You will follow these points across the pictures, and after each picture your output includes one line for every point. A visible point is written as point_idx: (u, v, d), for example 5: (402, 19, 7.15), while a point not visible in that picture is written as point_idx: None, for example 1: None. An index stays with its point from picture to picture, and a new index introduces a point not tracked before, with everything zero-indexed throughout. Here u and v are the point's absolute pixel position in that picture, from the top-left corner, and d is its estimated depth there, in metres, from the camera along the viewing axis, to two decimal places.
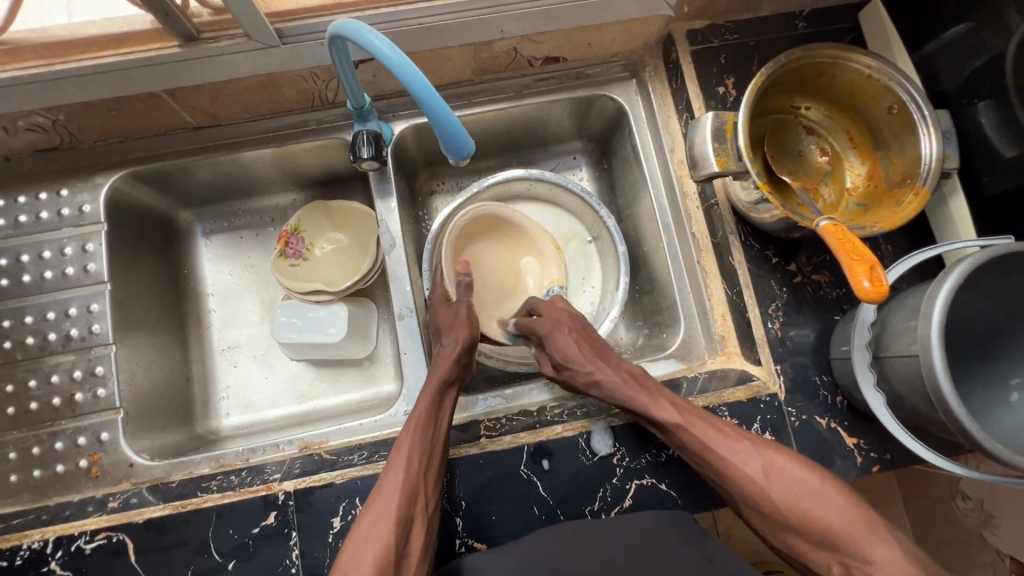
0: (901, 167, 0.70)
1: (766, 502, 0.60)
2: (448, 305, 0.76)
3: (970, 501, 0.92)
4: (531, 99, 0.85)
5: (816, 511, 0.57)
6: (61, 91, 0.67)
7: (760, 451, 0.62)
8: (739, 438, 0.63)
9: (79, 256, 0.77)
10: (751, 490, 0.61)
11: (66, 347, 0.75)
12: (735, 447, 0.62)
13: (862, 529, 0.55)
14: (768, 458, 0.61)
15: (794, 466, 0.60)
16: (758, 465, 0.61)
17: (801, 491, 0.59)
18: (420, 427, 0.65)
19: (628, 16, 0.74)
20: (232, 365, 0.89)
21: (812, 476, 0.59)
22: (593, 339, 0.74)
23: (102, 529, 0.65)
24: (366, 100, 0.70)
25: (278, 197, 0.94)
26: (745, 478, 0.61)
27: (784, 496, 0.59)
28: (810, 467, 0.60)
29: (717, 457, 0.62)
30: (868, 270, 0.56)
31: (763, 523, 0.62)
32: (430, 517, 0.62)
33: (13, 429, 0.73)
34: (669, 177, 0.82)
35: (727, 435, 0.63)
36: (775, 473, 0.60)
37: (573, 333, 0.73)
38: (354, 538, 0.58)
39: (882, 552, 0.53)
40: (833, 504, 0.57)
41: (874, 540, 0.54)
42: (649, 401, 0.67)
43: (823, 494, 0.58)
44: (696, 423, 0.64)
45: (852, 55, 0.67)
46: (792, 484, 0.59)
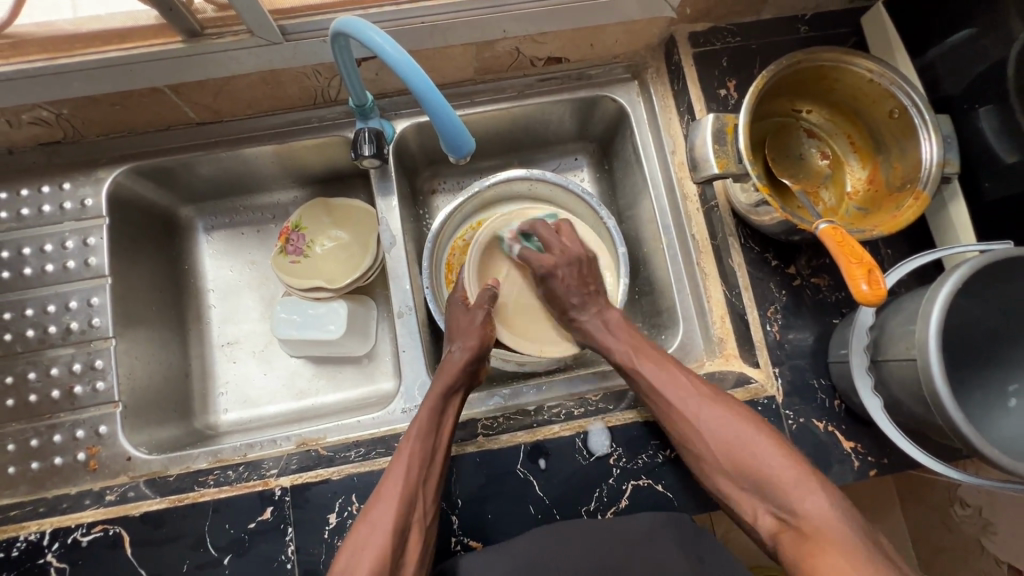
0: (901, 171, 0.70)
1: (700, 441, 0.63)
2: (466, 309, 0.76)
3: (969, 508, 0.91)
4: (533, 99, 0.85)
5: (749, 458, 0.60)
6: (65, 85, 0.67)
7: (710, 404, 0.64)
8: (691, 389, 0.66)
9: (81, 250, 0.77)
10: (688, 430, 0.64)
11: (66, 340, 0.75)
12: (681, 392, 0.66)
13: (792, 479, 0.57)
14: (716, 411, 0.64)
15: (737, 418, 0.63)
16: (699, 410, 0.64)
17: (738, 439, 0.61)
18: (422, 435, 0.65)
19: (630, 18, 0.74)
20: (231, 361, 0.90)
21: (754, 429, 0.62)
22: (589, 285, 0.77)
23: (99, 521, 0.65)
24: (368, 97, 0.70)
25: (279, 194, 0.94)
26: (682, 413, 0.65)
27: (720, 441, 0.62)
28: (755, 423, 0.62)
29: (660, 396, 0.66)
30: (866, 274, 0.56)
31: (698, 466, 0.64)
32: (427, 524, 0.62)
33: (12, 421, 0.73)
34: (670, 179, 0.82)
35: (683, 386, 0.66)
36: (715, 421, 0.63)
37: (569, 275, 0.77)
38: (349, 547, 0.58)
39: (809, 502, 0.55)
40: (768, 455, 0.60)
41: (801, 489, 0.57)
42: (617, 344, 0.73)
43: (758, 444, 0.60)
44: (649, 364, 0.69)
45: (853, 59, 0.67)
46: (731, 431, 0.62)
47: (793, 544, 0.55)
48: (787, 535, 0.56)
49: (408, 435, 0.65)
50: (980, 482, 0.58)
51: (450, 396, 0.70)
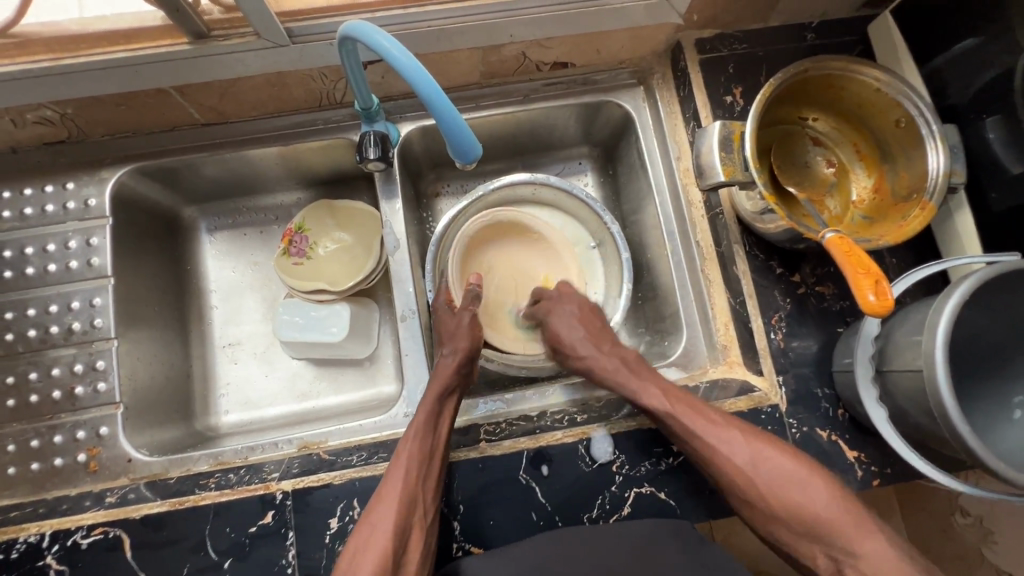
0: (908, 181, 0.70)
1: (753, 490, 0.62)
2: (451, 312, 0.77)
3: (969, 517, 0.93)
4: (538, 104, 0.85)
5: (802, 502, 0.60)
6: (70, 85, 0.67)
7: (753, 445, 0.63)
8: (733, 430, 0.64)
9: (84, 250, 0.77)
10: (739, 478, 0.62)
11: (67, 340, 0.75)
12: (724, 437, 0.63)
13: (848, 521, 0.57)
14: (760, 452, 0.63)
15: (784, 458, 0.62)
16: (747, 456, 0.62)
17: (788, 480, 0.61)
18: (419, 435, 0.65)
19: (637, 24, 0.74)
20: (232, 362, 0.89)
21: (804, 470, 0.61)
22: (595, 322, 0.78)
23: (98, 524, 0.65)
24: (374, 101, 0.70)
25: (282, 195, 0.94)
26: (728, 462, 0.63)
27: (772, 487, 0.61)
28: (805, 463, 0.62)
29: (708, 446, 0.63)
30: (873, 284, 0.55)
31: (750, 511, 0.63)
32: (428, 524, 0.62)
33: (13, 421, 0.72)
34: (675, 185, 0.82)
35: (725, 429, 0.64)
36: (764, 466, 0.62)
37: (570, 315, 0.78)
38: (351, 549, 0.58)
39: (869, 546, 0.55)
40: (819, 496, 0.59)
41: (859, 533, 0.57)
42: (644, 389, 0.69)
43: (809, 485, 0.60)
44: (685, 407, 0.66)
45: (861, 68, 0.67)
46: (780, 472, 0.61)
47: None
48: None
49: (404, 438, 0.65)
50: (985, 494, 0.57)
51: (446, 397, 0.70)
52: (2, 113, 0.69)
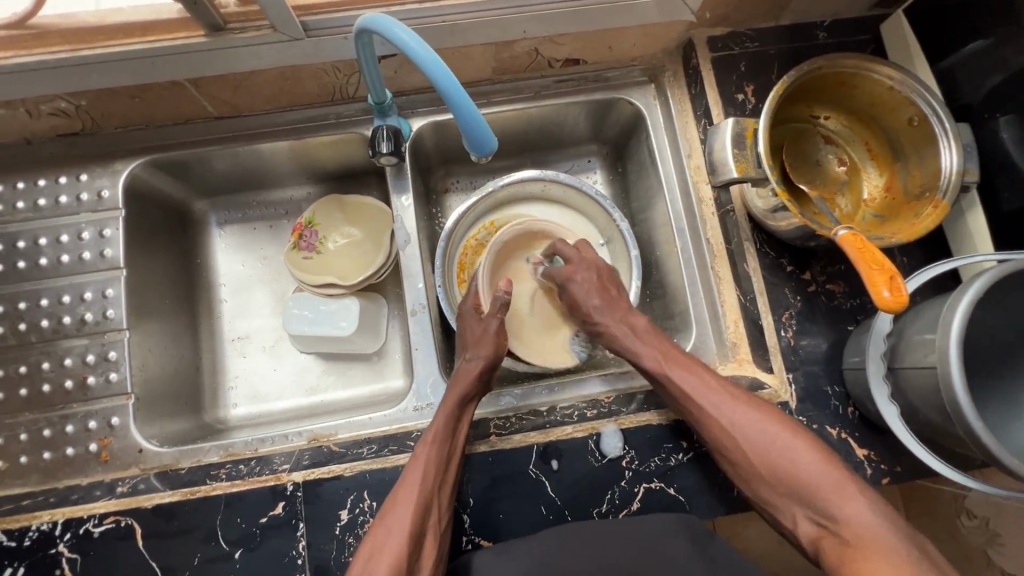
0: (920, 179, 0.70)
1: (736, 450, 0.63)
2: (478, 318, 0.77)
3: (975, 519, 0.90)
4: (549, 100, 0.85)
5: (787, 464, 0.60)
6: (85, 76, 0.67)
7: (742, 409, 0.64)
8: (722, 392, 0.66)
9: (97, 241, 0.77)
10: (723, 439, 0.64)
11: (80, 330, 0.75)
12: (714, 398, 0.65)
13: (832, 485, 0.58)
14: (749, 416, 0.64)
15: (771, 423, 0.63)
16: (733, 417, 0.64)
17: (774, 444, 0.62)
18: (437, 440, 0.65)
19: (650, 21, 0.74)
20: (241, 355, 0.90)
21: (792, 435, 0.62)
22: (609, 290, 0.77)
23: (111, 513, 0.65)
24: (388, 95, 0.70)
25: (292, 190, 0.94)
26: (714, 421, 0.64)
27: (756, 448, 0.62)
28: (794, 428, 0.63)
29: (696, 406, 0.65)
30: (888, 280, 0.55)
31: (733, 472, 0.64)
32: (442, 529, 0.62)
33: (24, 410, 0.73)
34: (685, 183, 0.82)
35: (716, 392, 0.66)
36: (751, 428, 0.63)
37: (588, 282, 0.77)
38: (366, 549, 0.58)
39: (851, 508, 0.56)
40: (803, 458, 0.60)
41: (841, 495, 0.57)
42: (644, 348, 0.72)
43: (794, 449, 0.61)
44: (677, 369, 0.68)
45: (875, 66, 0.67)
46: (766, 436, 0.62)
47: (836, 550, 0.55)
48: (829, 542, 0.57)
49: (422, 442, 0.65)
50: (996, 491, 0.57)
51: (467, 402, 0.70)
52: (18, 103, 0.70)
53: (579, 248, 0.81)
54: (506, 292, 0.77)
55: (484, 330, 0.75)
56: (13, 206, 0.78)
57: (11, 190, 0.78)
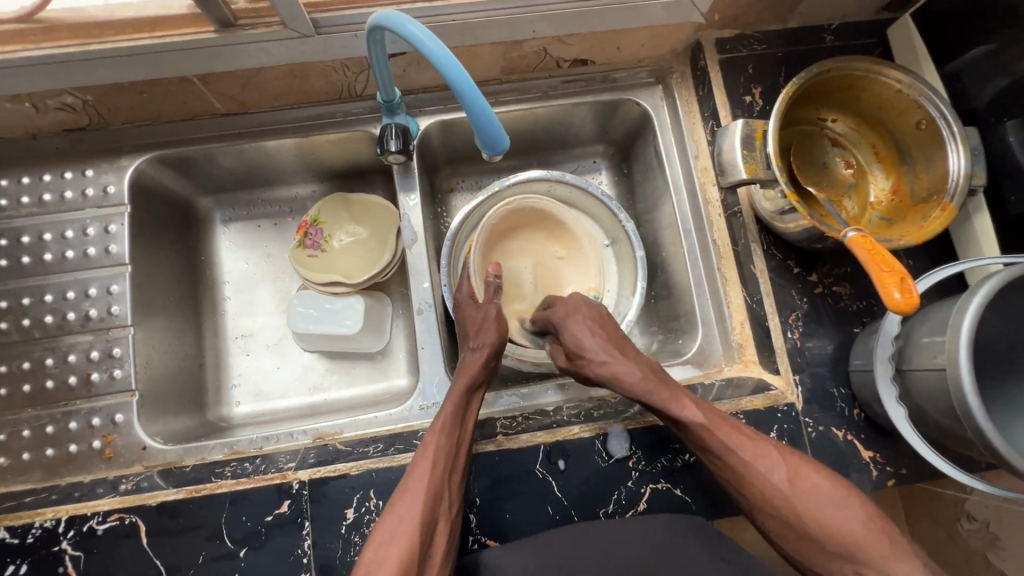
0: (927, 182, 0.70)
1: (787, 509, 0.60)
2: (474, 306, 0.76)
3: (975, 522, 0.89)
4: (557, 101, 0.85)
5: (839, 523, 0.57)
6: (94, 71, 0.67)
7: (789, 462, 0.62)
8: (767, 445, 0.63)
9: (102, 237, 0.77)
10: (773, 497, 0.60)
11: (84, 326, 0.75)
12: (760, 452, 0.62)
13: (885, 545, 0.55)
14: (797, 471, 0.61)
15: (820, 476, 0.61)
16: (783, 474, 0.61)
17: (823, 499, 0.59)
18: (446, 428, 0.65)
19: (658, 22, 0.75)
20: (245, 353, 0.89)
21: (841, 490, 0.60)
22: (613, 333, 0.73)
23: (115, 510, 0.65)
24: (397, 93, 0.70)
25: (297, 188, 0.94)
26: (763, 478, 0.61)
27: (808, 508, 0.59)
28: (841, 483, 0.60)
29: (742, 461, 0.62)
30: (898, 282, 0.56)
31: (781, 531, 0.61)
32: (453, 518, 0.62)
33: (27, 407, 0.72)
34: (692, 184, 0.83)
35: (761, 445, 0.63)
36: (800, 484, 0.60)
37: (590, 324, 0.73)
38: (378, 534, 0.58)
39: (904, 568, 0.54)
40: (854, 516, 0.57)
41: (897, 558, 0.54)
42: (676, 400, 0.66)
43: (844, 504, 0.58)
44: (718, 420, 0.64)
45: (883, 69, 0.67)
46: (815, 492, 0.59)
47: None
48: None
49: (431, 431, 0.65)
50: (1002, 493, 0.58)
51: (474, 389, 0.70)
52: (25, 98, 0.69)
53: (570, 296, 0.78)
54: (497, 275, 0.79)
55: (485, 318, 0.74)
56: (17, 201, 0.77)
57: (17, 185, 0.78)
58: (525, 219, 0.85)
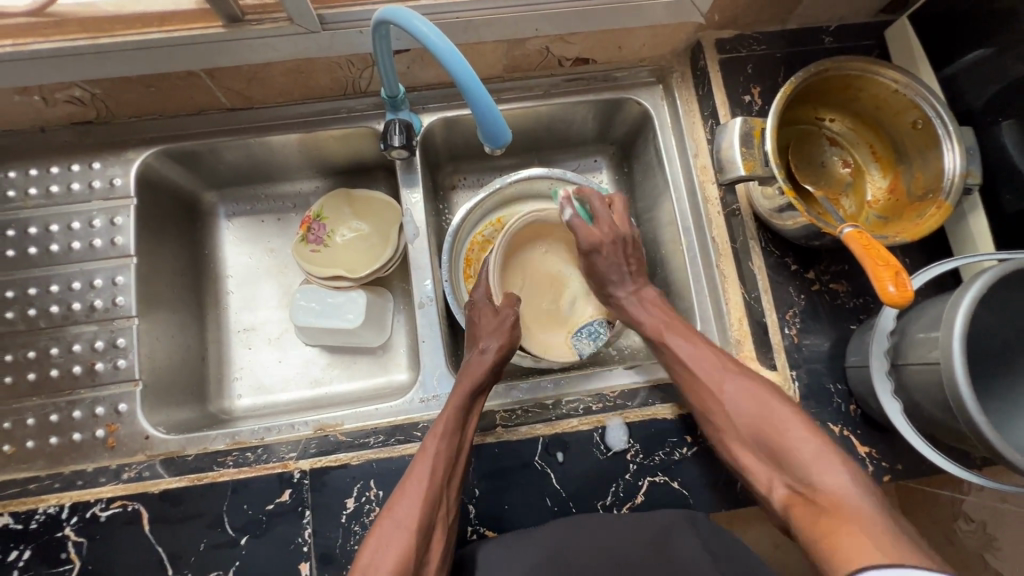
0: (923, 181, 0.71)
1: (723, 416, 0.65)
2: (491, 310, 0.77)
3: (972, 523, 0.87)
4: (559, 99, 0.86)
5: (772, 432, 0.62)
6: (102, 65, 0.68)
7: (737, 378, 0.66)
8: (718, 360, 0.68)
9: (107, 229, 0.78)
10: (715, 404, 0.66)
11: (90, 316, 0.76)
12: (709, 366, 0.68)
13: (814, 455, 0.58)
14: (741, 385, 0.66)
15: (764, 392, 0.65)
16: (727, 384, 0.66)
17: (761, 411, 0.63)
18: (446, 434, 0.65)
19: (659, 22, 0.76)
20: (247, 346, 0.90)
21: (778, 402, 0.63)
22: (631, 260, 0.78)
23: (118, 497, 0.66)
24: (401, 89, 0.71)
25: (301, 183, 0.95)
26: (710, 384, 0.67)
27: (743, 415, 0.64)
28: (780, 397, 0.64)
29: (691, 371, 0.68)
30: (893, 276, 0.56)
31: (719, 437, 0.66)
32: (450, 523, 0.63)
33: (32, 395, 0.73)
34: (691, 182, 0.83)
35: (712, 361, 0.68)
36: (740, 396, 0.65)
37: (611, 254, 0.76)
38: (375, 540, 0.58)
39: (826, 475, 0.56)
40: (789, 428, 0.61)
41: (823, 466, 0.57)
42: (650, 317, 0.75)
43: (780, 416, 0.62)
44: (676, 338, 0.71)
45: (880, 70, 0.69)
46: (753, 404, 0.64)
47: (808, 513, 0.56)
48: (801, 506, 0.57)
49: (431, 434, 0.66)
50: (998, 487, 0.58)
51: (478, 395, 0.70)
52: (35, 90, 0.71)
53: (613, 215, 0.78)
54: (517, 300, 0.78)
55: (500, 316, 0.76)
56: (25, 193, 0.78)
57: (24, 177, 0.79)
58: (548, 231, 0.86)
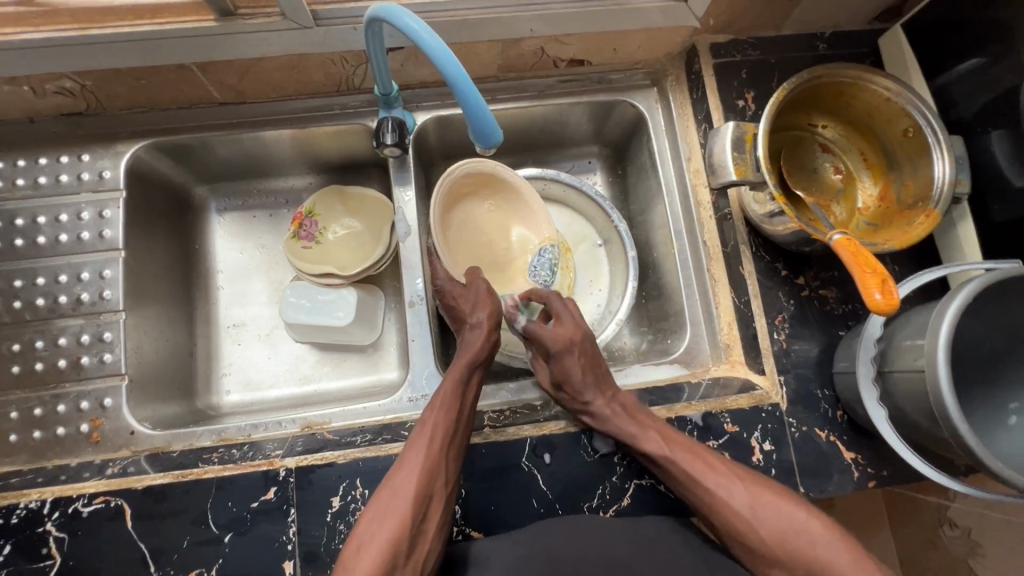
0: (913, 189, 0.71)
1: (752, 535, 0.61)
2: (461, 287, 0.75)
3: (957, 529, 0.89)
4: (553, 100, 0.86)
5: (808, 548, 0.59)
6: (92, 57, 0.67)
7: (753, 489, 0.62)
8: (729, 473, 0.64)
9: (96, 222, 0.77)
10: (739, 525, 0.62)
11: (76, 310, 0.75)
12: (723, 479, 0.63)
13: (852, 565, 0.57)
14: (761, 499, 0.62)
15: (780, 501, 0.61)
16: (746, 501, 0.62)
17: (789, 528, 0.60)
18: (443, 404, 0.67)
19: (653, 24, 0.76)
20: (236, 343, 0.89)
21: (803, 514, 0.60)
22: (599, 368, 0.72)
23: (100, 493, 0.65)
24: (394, 87, 0.71)
25: (294, 179, 0.95)
26: (734, 511, 0.62)
27: (774, 534, 0.60)
28: (801, 508, 0.61)
29: (705, 489, 0.63)
30: (880, 283, 0.56)
31: (749, 558, 0.62)
32: (450, 492, 0.63)
33: (17, 388, 0.73)
34: (684, 186, 0.83)
35: (720, 473, 0.64)
36: (762, 510, 0.61)
37: (580, 358, 0.71)
38: (372, 509, 0.60)
39: None
40: (822, 541, 0.59)
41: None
42: (642, 431, 0.67)
43: (808, 529, 0.60)
44: (675, 453, 0.65)
45: (871, 77, 0.69)
46: (778, 520, 0.60)
47: None
48: None
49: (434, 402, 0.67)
50: (985, 495, 0.58)
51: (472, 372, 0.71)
52: (23, 81, 0.70)
53: (567, 305, 0.77)
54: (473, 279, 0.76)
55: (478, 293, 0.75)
56: (12, 183, 0.78)
57: (12, 167, 0.78)
58: (473, 186, 0.79)
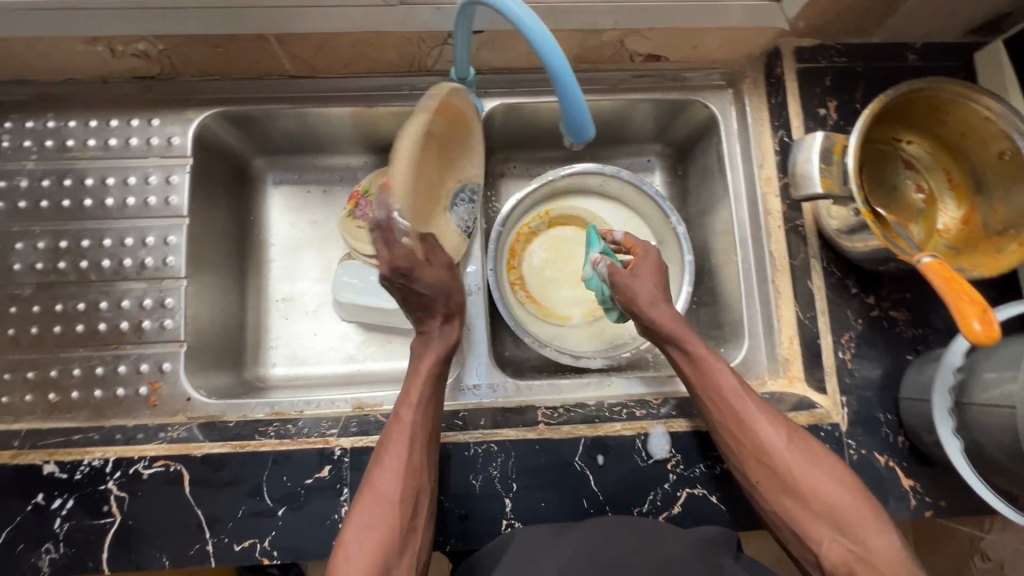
0: (1003, 215, 0.68)
1: (781, 462, 0.61)
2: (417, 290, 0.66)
3: (989, 561, 0.86)
4: (626, 95, 0.84)
5: (822, 488, 0.59)
6: (173, 23, 0.67)
7: (788, 427, 0.63)
8: (772, 410, 0.65)
9: (163, 187, 0.78)
10: (769, 448, 0.62)
11: (139, 274, 0.76)
12: (767, 413, 0.64)
13: (867, 512, 0.57)
14: (792, 437, 0.62)
15: (806, 439, 0.63)
16: (780, 434, 0.62)
17: (812, 463, 0.60)
18: (424, 404, 0.66)
19: (738, 24, 0.73)
20: (285, 316, 0.89)
21: (835, 461, 0.61)
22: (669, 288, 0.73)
23: (160, 456, 0.66)
24: (470, 72, 0.68)
25: (351, 157, 0.93)
26: (763, 436, 0.62)
27: (797, 466, 0.61)
28: (837, 459, 0.62)
29: (749, 404, 0.64)
30: (979, 313, 0.53)
31: (765, 480, 0.62)
32: (432, 486, 0.63)
33: (81, 345, 0.74)
34: (753, 192, 0.81)
35: (759, 403, 0.64)
36: (789, 445, 0.62)
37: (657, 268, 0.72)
38: (359, 515, 0.58)
39: (878, 540, 0.55)
40: (835, 487, 0.59)
41: (869, 526, 0.56)
42: (707, 347, 0.68)
43: (837, 472, 0.60)
44: (733, 377, 0.66)
45: (975, 95, 0.65)
46: (801, 456, 0.61)
47: None
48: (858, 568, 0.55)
49: (406, 403, 0.65)
50: None
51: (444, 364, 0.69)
52: (103, 41, 0.69)
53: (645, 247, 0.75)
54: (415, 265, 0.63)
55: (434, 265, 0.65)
56: (83, 143, 0.78)
57: (84, 127, 0.78)
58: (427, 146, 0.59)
